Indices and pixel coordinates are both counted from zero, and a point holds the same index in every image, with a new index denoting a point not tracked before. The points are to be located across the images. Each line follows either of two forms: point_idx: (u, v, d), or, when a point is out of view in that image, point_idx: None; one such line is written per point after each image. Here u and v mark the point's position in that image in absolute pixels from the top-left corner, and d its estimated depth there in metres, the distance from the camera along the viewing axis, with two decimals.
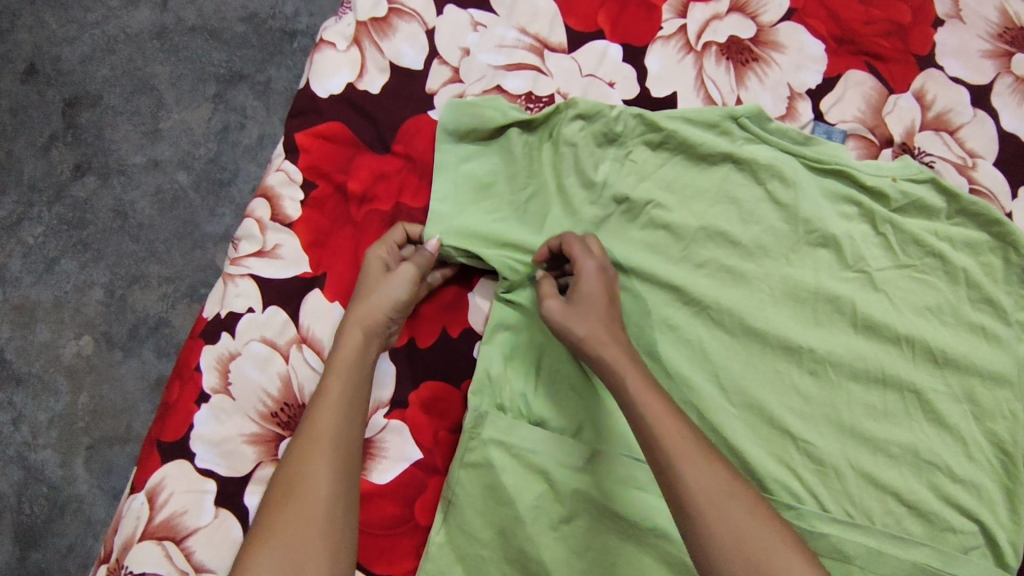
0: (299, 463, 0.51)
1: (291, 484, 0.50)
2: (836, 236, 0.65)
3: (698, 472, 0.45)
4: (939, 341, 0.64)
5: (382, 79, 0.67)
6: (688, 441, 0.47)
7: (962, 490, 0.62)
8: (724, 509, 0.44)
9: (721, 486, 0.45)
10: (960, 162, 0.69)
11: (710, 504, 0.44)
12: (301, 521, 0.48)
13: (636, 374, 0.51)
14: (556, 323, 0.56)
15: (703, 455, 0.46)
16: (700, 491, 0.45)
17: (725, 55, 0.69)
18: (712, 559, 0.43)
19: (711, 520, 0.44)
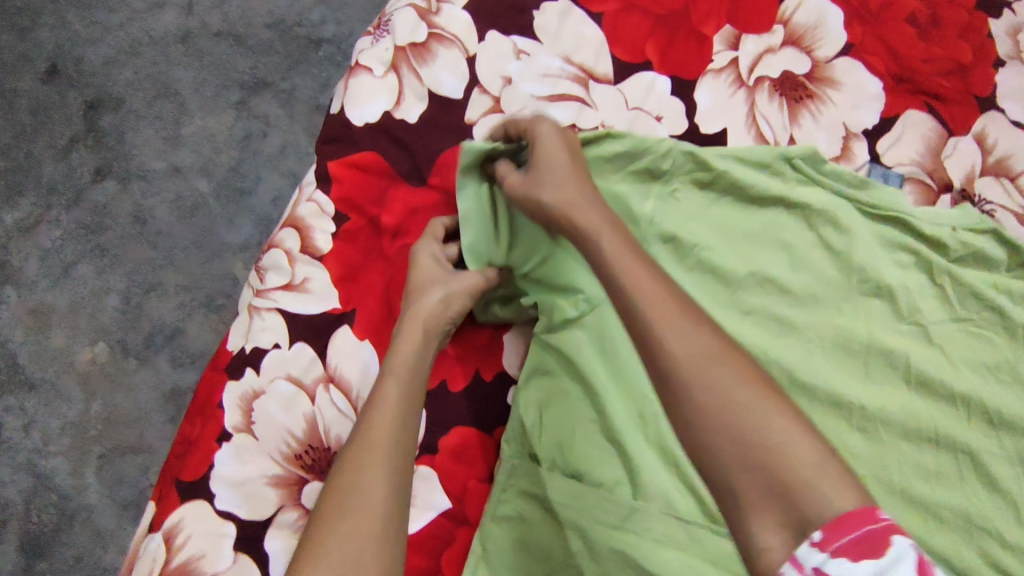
0: (354, 467, 0.47)
1: (343, 489, 0.46)
2: (891, 286, 0.62)
3: (694, 368, 0.39)
4: (995, 399, 0.61)
5: (420, 108, 0.64)
6: (680, 308, 0.42)
7: (1022, 562, 0.57)
8: (707, 380, 0.39)
9: (731, 381, 0.39)
10: (1021, 211, 0.66)
11: (688, 373, 0.39)
12: (359, 530, 0.44)
13: (626, 256, 0.46)
14: (563, 203, 0.52)
15: (693, 322, 0.42)
16: (706, 393, 0.38)
17: (779, 91, 0.66)
18: (731, 485, 0.37)
19: (716, 429, 0.38)
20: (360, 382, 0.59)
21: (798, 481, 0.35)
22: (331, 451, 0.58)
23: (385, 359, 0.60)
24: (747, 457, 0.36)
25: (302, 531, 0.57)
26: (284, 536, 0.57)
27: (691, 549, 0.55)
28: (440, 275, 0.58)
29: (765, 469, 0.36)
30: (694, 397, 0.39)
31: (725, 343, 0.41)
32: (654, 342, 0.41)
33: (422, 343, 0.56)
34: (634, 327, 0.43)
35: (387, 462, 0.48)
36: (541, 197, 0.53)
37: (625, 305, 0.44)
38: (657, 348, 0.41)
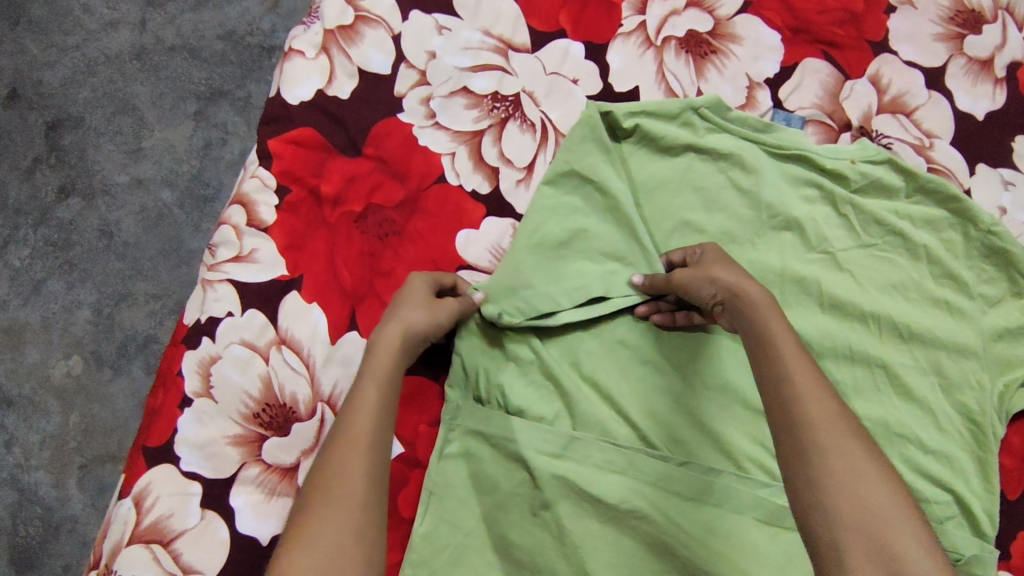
0: (336, 464, 0.49)
1: (328, 485, 0.48)
2: (799, 219, 0.67)
3: (821, 426, 0.43)
4: (905, 316, 0.66)
5: (351, 84, 0.69)
6: (838, 425, 0.43)
7: (934, 461, 0.64)
8: (852, 480, 0.40)
9: (842, 452, 0.41)
10: (917, 142, 0.71)
11: (847, 484, 0.40)
12: (337, 523, 0.46)
13: (795, 354, 0.47)
14: (727, 286, 0.53)
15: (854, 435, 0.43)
16: (835, 489, 0.40)
17: (685, 49, 0.71)
18: (834, 522, 0.40)
19: (839, 500, 0.40)
20: (309, 341, 0.63)
21: (888, 522, 0.39)
22: (287, 407, 0.62)
23: (333, 319, 0.64)
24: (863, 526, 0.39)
25: (263, 485, 0.61)
26: (247, 491, 0.60)
27: (629, 472, 0.59)
28: (424, 298, 0.59)
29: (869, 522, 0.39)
30: (852, 480, 0.40)
31: (853, 428, 0.43)
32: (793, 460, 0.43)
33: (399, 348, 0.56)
34: (767, 366, 0.47)
35: (363, 457, 0.49)
36: (712, 274, 0.55)
37: (778, 403, 0.45)
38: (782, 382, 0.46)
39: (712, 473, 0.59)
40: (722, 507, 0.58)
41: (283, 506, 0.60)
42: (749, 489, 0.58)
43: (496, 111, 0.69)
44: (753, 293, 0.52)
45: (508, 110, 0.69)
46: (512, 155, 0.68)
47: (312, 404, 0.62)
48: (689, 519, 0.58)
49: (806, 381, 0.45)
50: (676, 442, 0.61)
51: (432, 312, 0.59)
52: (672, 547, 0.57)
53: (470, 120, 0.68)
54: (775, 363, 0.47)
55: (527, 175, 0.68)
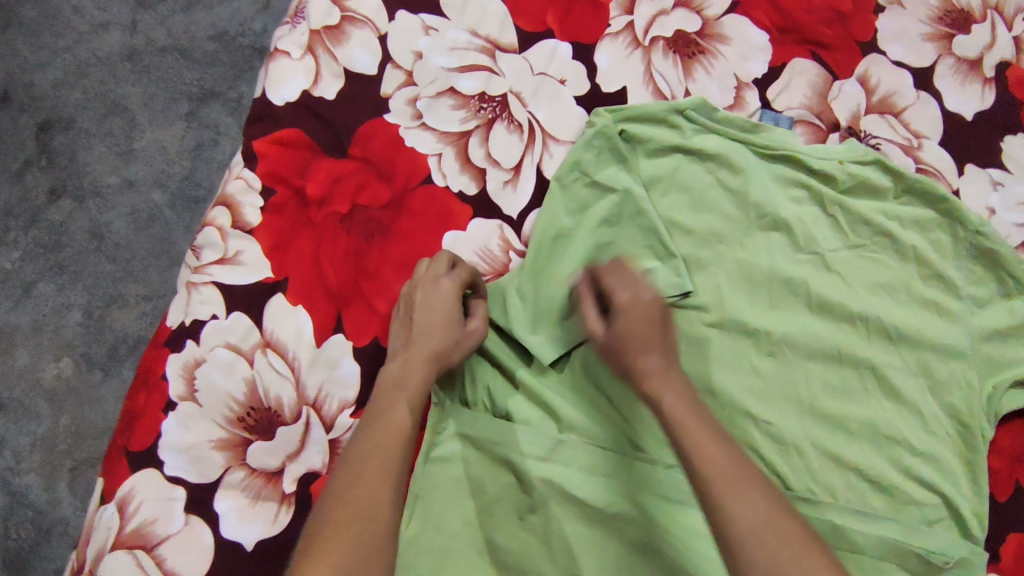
0: (367, 481, 0.49)
1: (355, 502, 0.47)
2: (788, 220, 0.67)
3: (733, 482, 0.42)
4: (892, 316, 0.66)
5: (337, 85, 0.68)
6: (730, 470, 0.42)
7: (922, 463, 0.64)
8: (756, 526, 0.40)
9: (738, 495, 0.41)
10: (906, 143, 0.71)
11: (747, 531, 0.40)
12: (365, 539, 0.45)
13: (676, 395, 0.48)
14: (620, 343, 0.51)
15: (747, 484, 0.42)
16: (741, 531, 0.40)
17: (673, 49, 0.71)
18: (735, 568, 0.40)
19: (745, 544, 0.40)
20: (294, 344, 0.63)
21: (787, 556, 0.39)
22: (272, 410, 0.61)
23: (319, 322, 0.63)
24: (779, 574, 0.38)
25: (248, 489, 0.60)
26: (232, 496, 0.60)
27: (615, 475, 0.59)
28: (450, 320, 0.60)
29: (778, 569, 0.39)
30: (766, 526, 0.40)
31: (750, 471, 0.43)
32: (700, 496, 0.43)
33: (427, 367, 0.58)
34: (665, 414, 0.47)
35: (393, 478, 0.50)
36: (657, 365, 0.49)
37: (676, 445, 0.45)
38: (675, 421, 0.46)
39: None
40: None
41: (268, 511, 0.60)
42: None
43: (483, 112, 0.68)
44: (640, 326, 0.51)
45: (495, 110, 0.68)
46: (499, 156, 0.67)
47: (298, 407, 0.62)
48: (676, 523, 0.57)
49: (703, 441, 0.44)
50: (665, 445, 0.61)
51: (462, 343, 0.60)
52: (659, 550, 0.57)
53: (456, 120, 0.68)
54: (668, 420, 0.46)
55: (514, 176, 0.68)
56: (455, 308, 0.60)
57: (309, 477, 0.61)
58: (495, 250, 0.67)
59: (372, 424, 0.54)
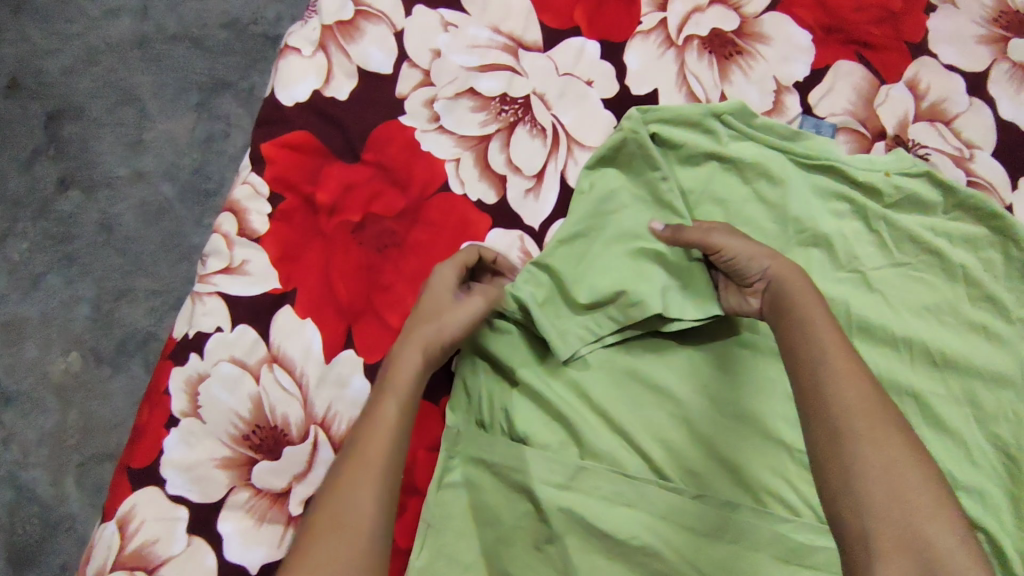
0: (344, 484, 0.45)
1: (335, 509, 0.44)
2: (828, 235, 0.62)
3: (888, 471, 0.38)
4: (939, 341, 0.61)
5: (350, 84, 0.65)
6: (862, 386, 0.42)
7: (968, 499, 0.58)
8: (883, 436, 0.40)
9: (877, 430, 0.40)
10: (957, 153, 0.66)
11: (872, 424, 0.40)
12: (343, 553, 0.42)
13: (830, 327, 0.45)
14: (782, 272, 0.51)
15: (882, 413, 0.41)
16: (872, 472, 0.38)
17: (708, 49, 0.67)
18: (852, 461, 0.39)
19: (875, 477, 0.38)
20: (303, 360, 0.60)
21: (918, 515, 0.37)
22: (278, 429, 0.58)
23: (328, 337, 0.60)
24: (902, 520, 0.37)
25: (252, 510, 0.57)
26: (236, 517, 0.57)
27: (638, 505, 0.56)
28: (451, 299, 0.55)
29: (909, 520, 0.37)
30: (899, 508, 0.37)
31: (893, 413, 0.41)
32: (829, 474, 0.40)
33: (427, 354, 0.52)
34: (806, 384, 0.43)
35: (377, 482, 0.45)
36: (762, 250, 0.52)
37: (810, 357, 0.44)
38: (832, 396, 0.42)
39: (729, 508, 0.55)
40: (738, 544, 0.54)
41: (274, 534, 0.57)
42: (767, 525, 0.54)
43: (504, 115, 0.64)
44: (797, 285, 0.49)
45: (517, 113, 0.64)
46: (521, 162, 0.64)
47: (305, 427, 0.59)
48: (704, 559, 0.54)
49: (861, 390, 0.42)
50: (691, 474, 0.57)
51: (457, 321, 0.54)
52: None
53: (476, 124, 0.64)
54: (806, 328, 0.46)
55: (536, 184, 0.64)
56: (445, 291, 0.55)
57: (317, 499, 0.58)
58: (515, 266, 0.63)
59: (365, 419, 0.49)
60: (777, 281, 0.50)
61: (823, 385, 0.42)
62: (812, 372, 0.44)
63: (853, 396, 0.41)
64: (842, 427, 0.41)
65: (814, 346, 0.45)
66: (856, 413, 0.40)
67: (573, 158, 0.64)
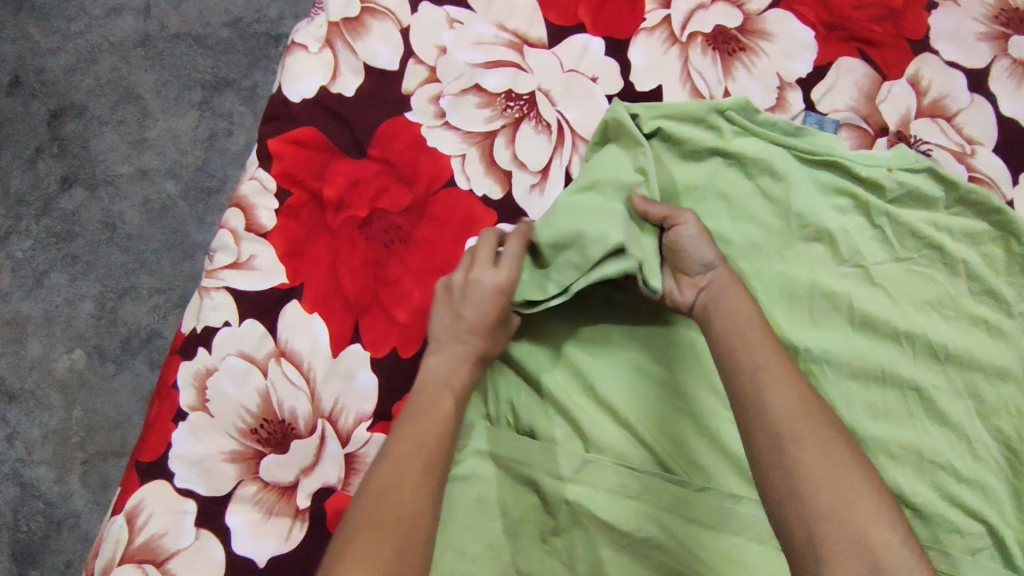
0: (411, 478, 0.46)
1: (398, 503, 0.44)
2: (831, 230, 0.63)
3: (830, 479, 0.40)
4: (941, 335, 0.62)
5: (356, 80, 0.65)
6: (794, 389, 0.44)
7: (970, 492, 0.58)
8: (817, 441, 0.41)
9: (812, 436, 0.41)
10: (958, 149, 0.67)
11: (807, 430, 0.42)
12: (404, 542, 0.42)
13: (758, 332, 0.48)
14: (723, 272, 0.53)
15: (812, 416, 0.42)
16: (807, 476, 0.40)
17: (711, 46, 0.67)
18: (793, 467, 0.41)
19: (815, 483, 0.40)
20: (310, 354, 0.60)
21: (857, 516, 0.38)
22: (286, 423, 0.59)
23: (336, 331, 0.61)
24: (843, 522, 0.38)
25: (260, 504, 0.58)
26: (244, 510, 0.57)
27: (644, 498, 0.56)
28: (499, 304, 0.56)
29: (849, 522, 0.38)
30: (840, 511, 0.39)
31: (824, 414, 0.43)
32: (774, 479, 0.41)
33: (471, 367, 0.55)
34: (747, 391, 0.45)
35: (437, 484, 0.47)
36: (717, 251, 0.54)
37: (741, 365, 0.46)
38: (776, 404, 0.43)
39: (734, 500, 0.56)
40: (743, 536, 0.54)
41: (281, 527, 0.57)
42: None
43: (510, 111, 0.65)
44: (732, 288, 0.51)
45: (523, 109, 0.65)
46: (526, 158, 0.64)
47: (312, 420, 0.59)
48: (709, 551, 0.54)
49: (795, 395, 0.43)
50: (696, 467, 0.58)
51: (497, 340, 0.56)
52: None
53: (481, 120, 0.64)
54: (737, 335, 0.48)
55: (541, 179, 0.64)
56: (505, 303, 0.56)
57: (324, 492, 0.58)
58: None
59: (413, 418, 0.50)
60: (718, 278, 0.52)
61: (763, 392, 0.44)
62: (748, 378, 0.45)
63: (787, 402, 0.43)
64: (780, 434, 0.42)
65: (745, 352, 0.47)
66: (797, 417, 0.42)
67: (577, 153, 0.65)
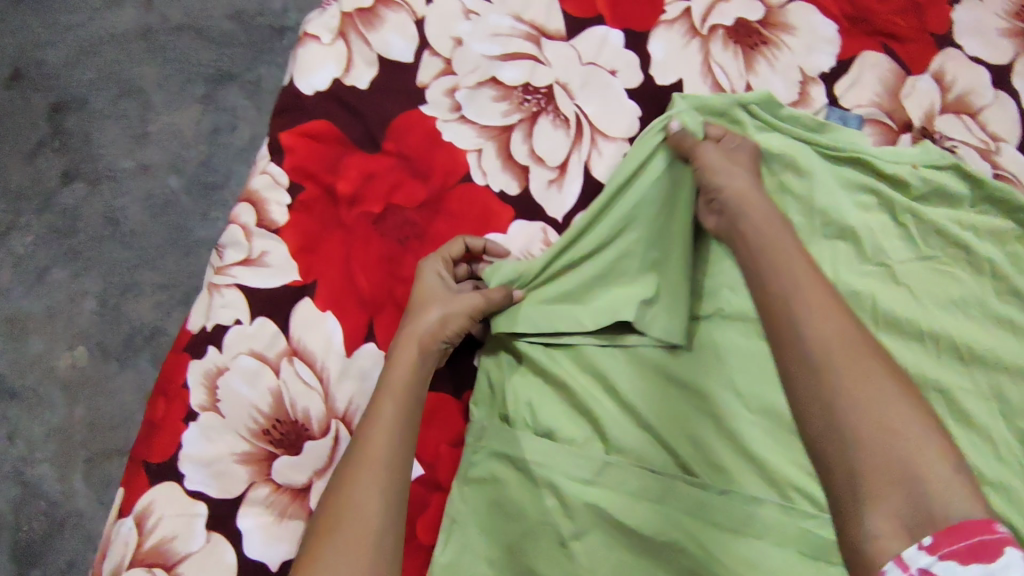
0: (353, 477, 0.47)
1: (343, 501, 0.46)
2: (855, 228, 0.62)
3: (867, 416, 0.38)
4: (966, 335, 0.60)
5: (370, 72, 0.64)
6: (826, 304, 0.43)
7: (997, 496, 0.57)
8: (850, 354, 0.40)
9: (854, 367, 0.40)
10: (983, 146, 0.66)
11: (842, 349, 0.41)
12: (353, 541, 0.44)
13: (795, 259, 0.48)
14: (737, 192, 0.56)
15: (855, 342, 0.41)
16: (841, 380, 0.39)
17: (733, 39, 0.66)
18: (828, 399, 0.39)
19: (853, 417, 0.38)
20: (324, 353, 0.59)
21: (900, 437, 0.37)
22: (299, 424, 0.57)
23: (349, 329, 0.59)
24: (879, 453, 0.36)
25: (273, 506, 0.56)
26: (256, 513, 0.56)
27: (666, 501, 0.55)
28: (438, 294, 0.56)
29: (890, 457, 0.36)
30: (877, 436, 0.37)
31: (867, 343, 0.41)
32: (812, 418, 0.39)
33: (416, 360, 0.54)
34: (788, 342, 0.43)
35: (381, 473, 0.47)
36: (722, 180, 0.57)
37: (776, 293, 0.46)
38: (816, 343, 0.41)
39: (757, 503, 0.54)
40: (768, 541, 0.53)
41: (295, 530, 0.56)
42: (797, 522, 0.53)
43: (527, 105, 0.63)
44: (760, 215, 0.53)
45: (540, 103, 0.63)
46: (544, 153, 0.63)
47: (326, 421, 0.58)
48: (733, 555, 0.53)
49: (823, 306, 0.43)
50: (718, 470, 0.56)
51: (448, 313, 0.56)
52: None
53: (498, 113, 0.63)
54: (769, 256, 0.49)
55: (560, 175, 0.63)
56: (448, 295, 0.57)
57: None
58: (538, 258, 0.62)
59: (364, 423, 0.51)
60: (739, 203, 0.55)
61: (798, 313, 0.43)
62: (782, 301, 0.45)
63: (822, 327, 0.42)
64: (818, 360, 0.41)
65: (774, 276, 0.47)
66: (835, 349, 0.41)
67: (596, 148, 0.63)
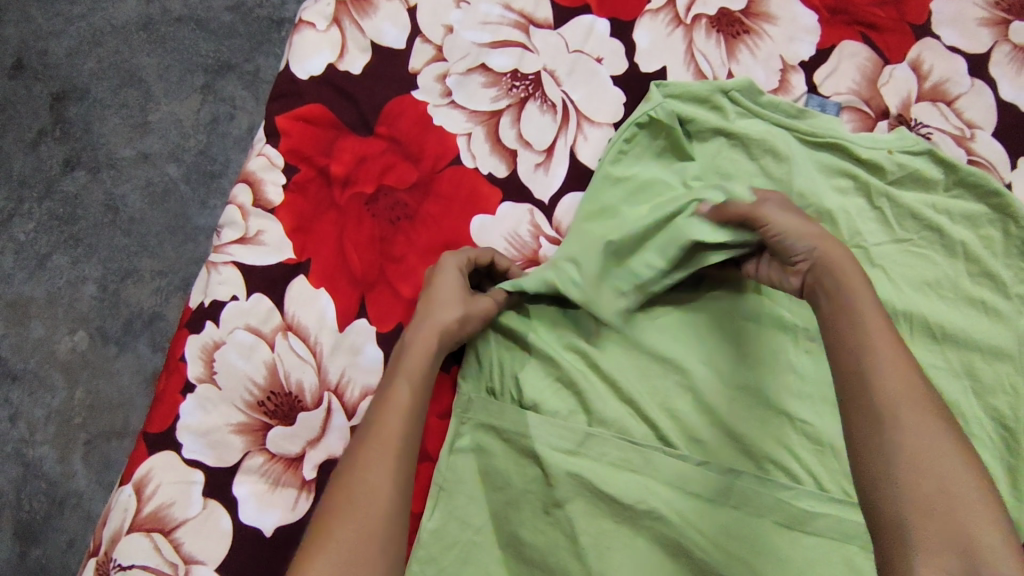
0: (367, 461, 0.48)
1: (353, 486, 0.47)
2: (832, 210, 0.64)
3: (925, 471, 0.38)
4: (938, 315, 0.62)
5: (363, 59, 0.66)
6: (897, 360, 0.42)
7: None
8: (917, 418, 0.39)
9: (917, 422, 0.39)
10: (958, 133, 0.68)
11: (907, 406, 0.40)
12: (365, 523, 0.45)
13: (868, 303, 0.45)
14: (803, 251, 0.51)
15: (922, 403, 0.40)
16: (909, 445, 0.38)
17: (715, 28, 0.68)
18: (882, 447, 0.39)
19: (902, 469, 0.38)
20: (318, 328, 0.61)
21: (955, 498, 0.37)
22: (293, 396, 0.60)
23: (342, 305, 0.61)
24: (929, 505, 0.37)
25: (268, 475, 0.59)
26: (251, 481, 0.58)
27: (645, 471, 0.57)
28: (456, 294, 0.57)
29: (942, 512, 0.36)
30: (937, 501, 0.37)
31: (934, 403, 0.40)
32: (867, 462, 0.39)
33: (432, 351, 0.55)
34: (855, 388, 0.42)
35: (394, 456, 0.49)
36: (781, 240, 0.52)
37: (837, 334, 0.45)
38: (886, 391, 0.40)
39: (732, 474, 0.56)
40: (743, 509, 0.55)
41: (288, 497, 0.58)
42: (770, 492, 0.56)
43: (515, 91, 0.65)
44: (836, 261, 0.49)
45: (528, 89, 0.65)
46: (531, 137, 0.65)
47: (319, 393, 0.60)
48: (707, 522, 0.55)
49: (894, 364, 0.42)
50: (695, 442, 0.58)
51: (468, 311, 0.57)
52: (689, 550, 0.55)
53: (488, 99, 0.65)
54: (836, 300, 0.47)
55: (546, 158, 0.65)
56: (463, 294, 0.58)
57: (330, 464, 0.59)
58: (525, 238, 0.64)
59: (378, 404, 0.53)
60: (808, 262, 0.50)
61: (866, 366, 0.42)
62: (846, 350, 0.44)
63: (890, 381, 0.41)
64: (881, 410, 0.40)
65: (849, 315, 0.45)
66: (900, 407, 0.40)
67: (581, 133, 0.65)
